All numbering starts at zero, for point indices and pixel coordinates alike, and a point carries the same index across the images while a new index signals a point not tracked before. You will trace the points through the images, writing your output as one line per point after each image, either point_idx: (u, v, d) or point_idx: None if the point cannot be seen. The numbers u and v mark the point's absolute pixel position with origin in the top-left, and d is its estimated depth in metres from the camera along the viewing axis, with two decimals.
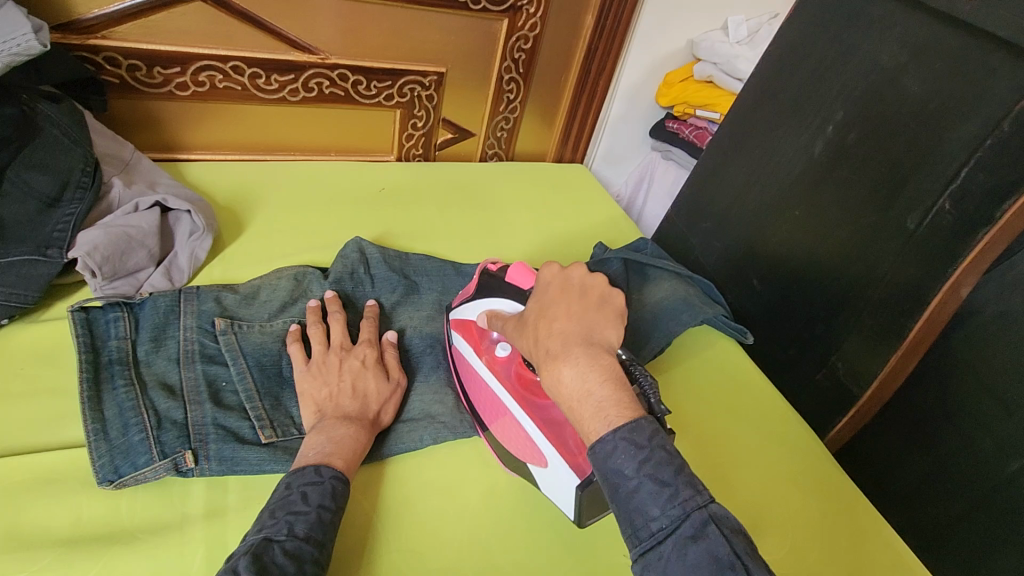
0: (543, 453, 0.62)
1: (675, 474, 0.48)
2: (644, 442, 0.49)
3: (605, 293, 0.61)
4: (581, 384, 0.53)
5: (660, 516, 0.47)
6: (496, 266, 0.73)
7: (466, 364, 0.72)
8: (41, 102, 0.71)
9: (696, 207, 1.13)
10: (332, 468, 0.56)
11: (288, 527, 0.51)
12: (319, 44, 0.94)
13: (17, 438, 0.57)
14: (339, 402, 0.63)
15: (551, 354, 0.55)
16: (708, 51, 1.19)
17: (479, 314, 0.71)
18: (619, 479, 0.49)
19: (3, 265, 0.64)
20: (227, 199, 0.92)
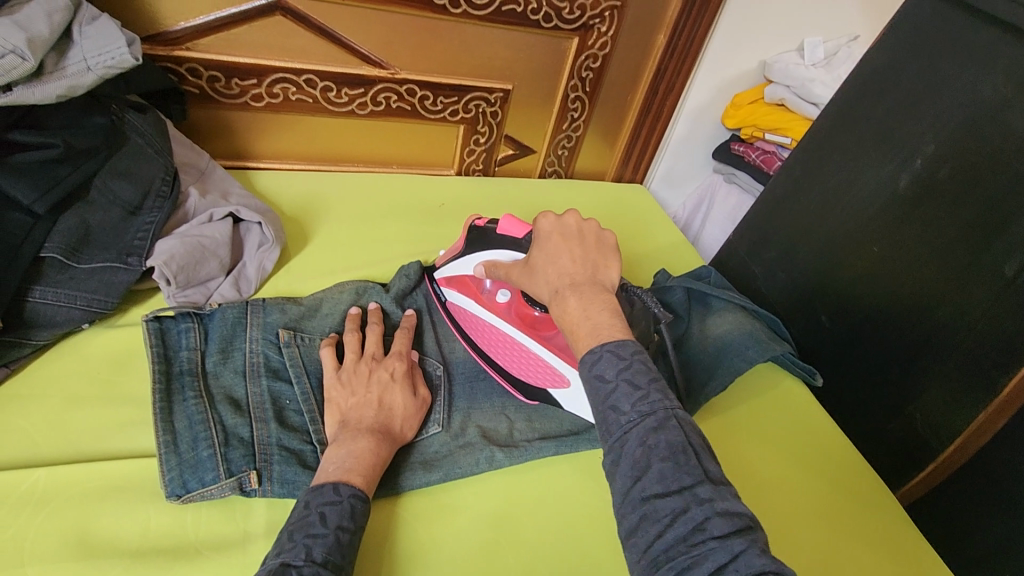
0: (565, 375, 0.70)
1: (649, 380, 0.49)
2: (626, 354, 0.50)
3: (600, 235, 0.61)
4: (584, 316, 0.54)
5: (630, 412, 0.48)
6: (483, 220, 0.75)
7: (467, 317, 0.77)
8: (129, 113, 0.73)
9: (760, 234, 1.08)
10: (351, 486, 0.54)
11: (306, 551, 0.48)
12: (389, 59, 0.94)
13: (91, 443, 0.58)
14: (363, 412, 0.61)
15: (559, 291, 0.56)
16: (781, 73, 1.13)
17: (475, 267, 0.75)
18: (600, 384, 0.50)
19: (87, 270, 0.66)
20: (292, 208, 0.93)
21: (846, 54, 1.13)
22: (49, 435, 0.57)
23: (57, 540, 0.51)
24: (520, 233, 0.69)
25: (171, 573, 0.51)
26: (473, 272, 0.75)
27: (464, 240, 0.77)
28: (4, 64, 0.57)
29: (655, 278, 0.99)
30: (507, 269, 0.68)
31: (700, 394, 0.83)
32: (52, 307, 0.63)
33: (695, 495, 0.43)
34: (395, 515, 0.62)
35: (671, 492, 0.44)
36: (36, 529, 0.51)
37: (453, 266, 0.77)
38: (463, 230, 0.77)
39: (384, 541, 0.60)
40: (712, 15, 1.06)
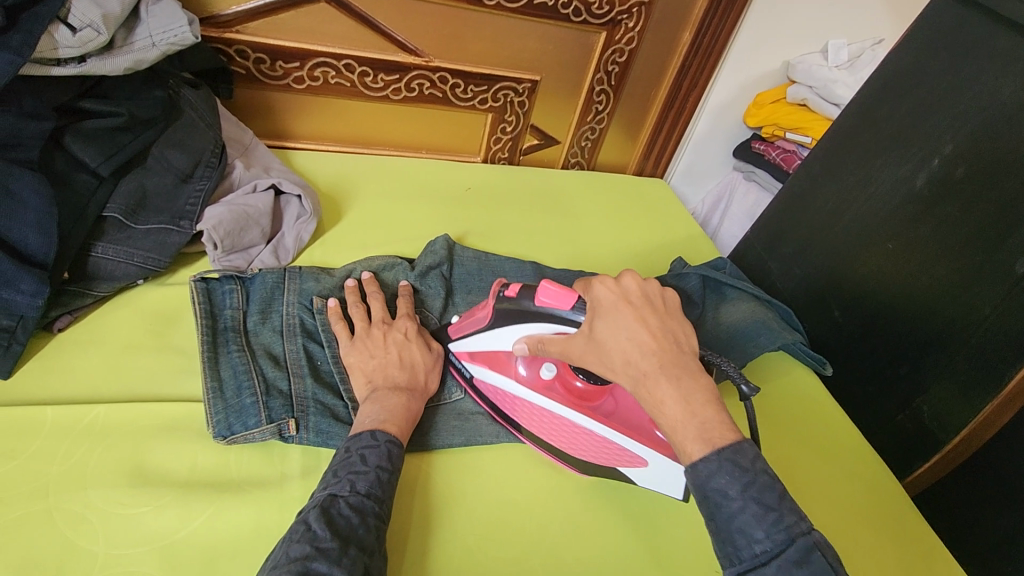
0: (642, 456, 0.65)
1: (779, 500, 0.48)
2: (749, 465, 0.49)
3: (663, 296, 0.57)
4: (685, 408, 0.50)
5: (763, 539, 0.48)
6: (512, 287, 0.65)
7: (506, 397, 0.71)
8: (184, 88, 0.79)
9: (776, 230, 1.11)
10: (387, 433, 0.58)
11: (351, 484, 0.53)
12: (424, 47, 0.98)
13: (145, 386, 0.63)
14: (388, 372, 0.65)
15: (648, 376, 0.52)
16: (804, 73, 1.15)
17: (513, 343, 0.67)
18: (720, 499, 0.49)
19: (143, 232, 0.71)
20: (327, 186, 0.98)
21: (870, 56, 1.13)
22: (107, 377, 0.63)
23: (115, 468, 0.56)
24: (569, 304, 0.60)
25: (217, 503, 0.55)
26: (512, 348, 0.67)
27: (489, 310, 0.67)
28: (81, 37, 0.62)
29: (671, 264, 1.01)
30: (561, 346, 0.61)
31: None
32: (112, 263, 0.68)
33: None
34: (419, 470, 0.66)
35: None
36: (96, 458, 0.56)
37: (479, 340, 0.69)
38: (488, 298, 0.68)
39: (409, 492, 0.64)
40: (737, 14, 1.09)
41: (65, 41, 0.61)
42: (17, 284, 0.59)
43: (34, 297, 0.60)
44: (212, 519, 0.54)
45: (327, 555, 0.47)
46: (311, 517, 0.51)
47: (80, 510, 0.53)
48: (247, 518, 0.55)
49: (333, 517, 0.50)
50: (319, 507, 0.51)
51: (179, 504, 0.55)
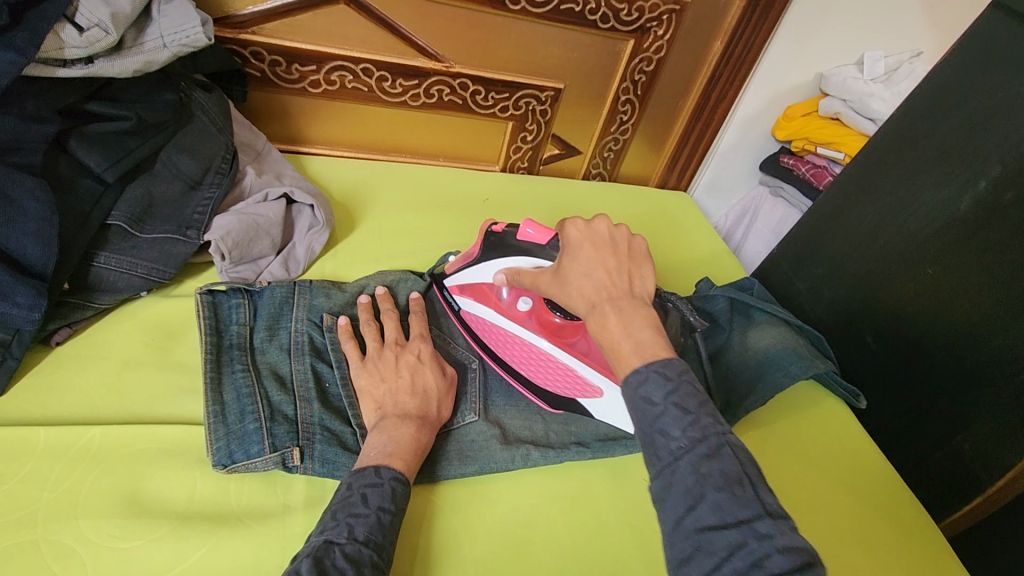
0: (598, 385, 0.69)
1: (699, 403, 0.46)
2: (674, 375, 0.47)
3: (633, 244, 0.59)
4: (624, 330, 0.51)
5: (680, 438, 0.44)
6: (500, 225, 0.70)
7: (485, 326, 0.75)
8: (195, 91, 0.76)
9: (805, 249, 1.06)
10: (393, 470, 0.54)
11: (348, 530, 0.48)
12: (445, 52, 0.95)
13: (145, 406, 0.60)
14: (397, 398, 0.61)
15: (596, 303, 0.53)
16: (838, 86, 1.10)
17: (495, 275, 0.72)
18: (645, 406, 0.46)
19: (149, 241, 0.68)
20: (341, 193, 0.94)
21: (909, 69, 1.06)
22: (106, 395, 0.59)
23: (109, 497, 0.52)
24: (542, 237, 0.65)
25: (215, 538, 0.52)
26: (493, 279, 0.72)
27: (479, 245, 0.73)
28: (88, 37, 0.59)
29: (697, 286, 0.97)
30: (534, 277, 0.65)
31: (739, 409, 0.81)
32: (114, 273, 0.65)
33: (756, 531, 0.39)
34: (430, 502, 0.62)
35: (727, 525, 0.40)
36: (90, 484, 0.53)
37: (466, 274, 0.75)
38: (477, 235, 0.73)
39: (417, 528, 0.60)
40: (772, 24, 1.04)
41: (71, 41, 0.59)
42: (12, 296, 0.56)
43: (31, 310, 0.56)
44: (209, 556, 0.51)
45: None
46: (302, 568, 0.45)
47: (69, 543, 0.49)
48: (246, 555, 0.52)
49: (327, 568, 0.45)
50: (312, 556, 0.45)
51: (175, 537, 0.51)
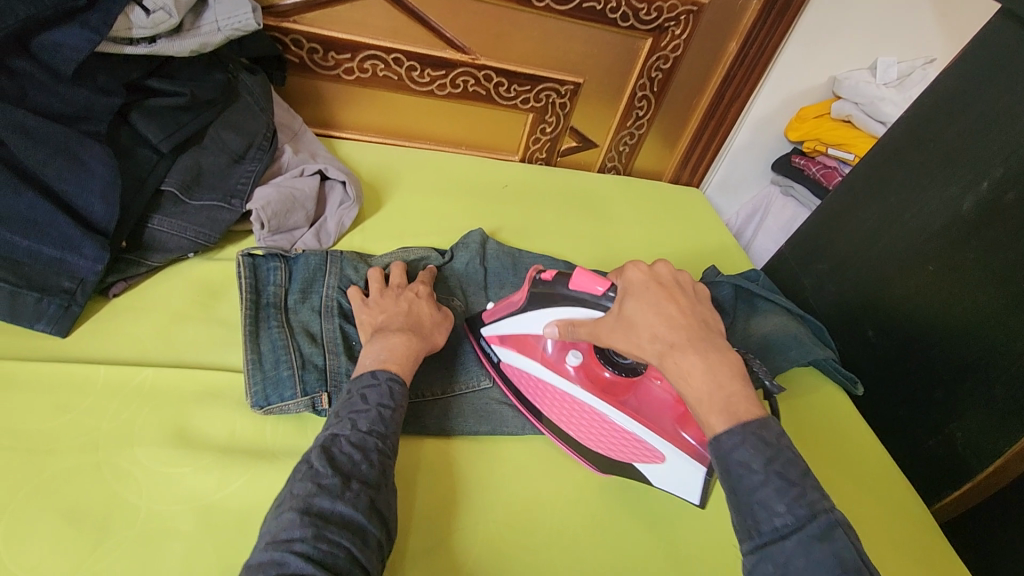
0: (661, 450, 0.66)
1: (802, 476, 0.48)
2: (773, 441, 0.49)
3: (693, 286, 0.60)
4: (711, 382, 0.52)
5: (784, 513, 0.46)
6: (548, 272, 0.68)
7: (529, 378, 0.73)
8: (242, 73, 0.82)
9: (812, 246, 1.09)
10: (387, 372, 0.60)
11: (352, 424, 0.55)
12: (472, 45, 1.00)
13: (190, 354, 0.66)
14: (393, 319, 0.67)
15: (677, 347, 0.54)
16: (850, 90, 1.13)
17: (545, 326, 0.69)
18: (743, 471, 0.49)
19: (196, 207, 0.74)
20: (369, 175, 1.00)
21: (921, 75, 1.10)
22: (157, 342, 0.66)
23: (160, 429, 0.58)
24: (601, 288, 0.62)
25: (253, 469, 0.58)
26: (544, 330, 0.69)
27: (524, 293, 0.71)
28: (153, 18, 0.65)
29: (704, 271, 1.02)
30: (592, 328, 0.63)
31: None
32: (166, 235, 0.71)
33: None
34: (445, 454, 0.68)
35: None
36: (144, 417, 0.59)
37: (509, 323, 0.72)
38: (522, 284, 0.72)
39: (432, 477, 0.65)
40: (785, 28, 1.09)
41: (138, 22, 0.64)
42: (80, 249, 0.62)
43: (95, 262, 0.63)
44: (247, 485, 0.56)
45: (330, 491, 0.50)
46: (315, 456, 0.52)
47: (125, 466, 0.55)
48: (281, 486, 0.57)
49: (334, 456, 0.52)
50: (320, 446, 0.53)
51: (218, 467, 0.57)
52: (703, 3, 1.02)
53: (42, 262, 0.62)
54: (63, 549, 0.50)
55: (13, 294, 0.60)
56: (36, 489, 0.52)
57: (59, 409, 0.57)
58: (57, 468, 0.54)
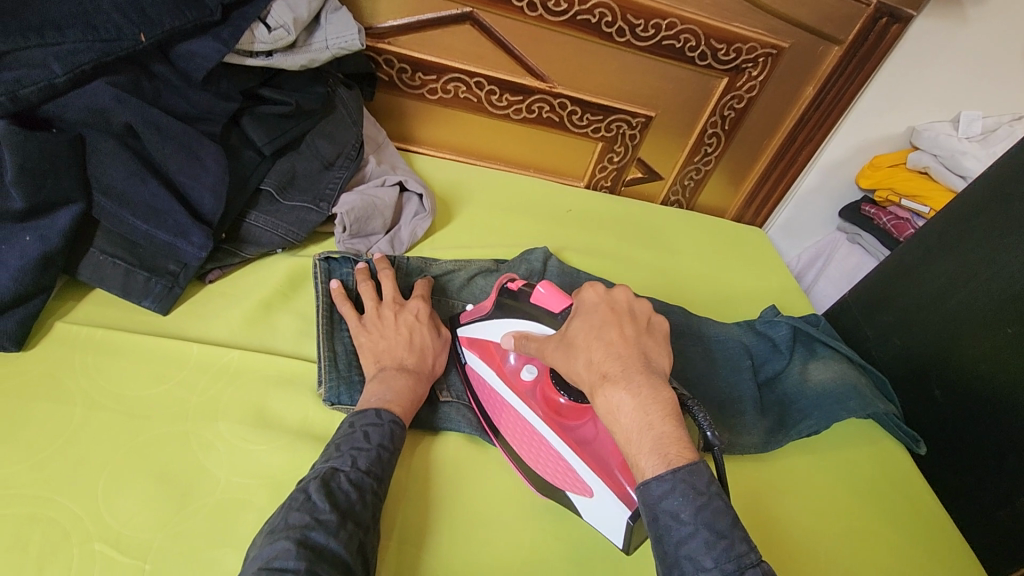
0: (588, 483, 0.62)
1: (730, 525, 0.47)
2: (702, 488, 0.48)
3: (650, 319, 0.59)
4: (640, 420, 0.51)
5: (712, 567, 0.46)
6: (516, 283, 0.69)
7: (486, 387, 0.72)
8: (340, 88, 0.89)
9: (876, 297, 1.06)
10: (392, 413, 0.60)
11: (352, 460, 0.55)
12: (550, 74, 1.04)
13: (272, 342, 0.71)
14: (396, 353, 0.67)
15: (610, 379, 0.52)
16: (928, 141, 1.08)
17: (503, 334, 0.69)
18: (672, 522, 0.48)
19: (288, 207, 0.80)
20: (442, 190, 1.05)
21: (1007, 131, 1.02)
22: (242, 328, 0.71)
23: (243, 407, 0.63)
24: (557, 305, 0.62)
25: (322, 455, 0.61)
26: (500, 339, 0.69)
27: (492, 302, 0.71)
28: (274, 35, 0.71)
29: (762, 312, 0.99)
30: (540, 343, 0.62)
31: (792, 429, 0.84)
32: (260, 231, 0.77)
33: None
34: (500, 460, 0.70)
35: None
36: (228, 395, 0.63)
37: (479, 328, 0.72)
38: (492, 291, 0.72)
39: (484, 482, 0.67)
40: (867, 74, 1.08)
41: (261, 38, 0.70)
42: (189, 236, 0.68)
43: (200, 249, 0.69)
44: None
45: (326, 527, 0.49)
46: (312, 487, 0.52)
47: (209, 438, 0.60)
48: None
49: (333, 490, 0.52)
50: (320, 478, 0.53)
51: (291, 448, 0.61)
52: (782, 47, 1.03)
53: (154, 246, 0.68)
54: (150, 507, 0.54)
55: (128, 271, 0.67)
56: (132, 451, 0.57)
57: (155, 380, 0.63)
58: (149, 434, 0.59)
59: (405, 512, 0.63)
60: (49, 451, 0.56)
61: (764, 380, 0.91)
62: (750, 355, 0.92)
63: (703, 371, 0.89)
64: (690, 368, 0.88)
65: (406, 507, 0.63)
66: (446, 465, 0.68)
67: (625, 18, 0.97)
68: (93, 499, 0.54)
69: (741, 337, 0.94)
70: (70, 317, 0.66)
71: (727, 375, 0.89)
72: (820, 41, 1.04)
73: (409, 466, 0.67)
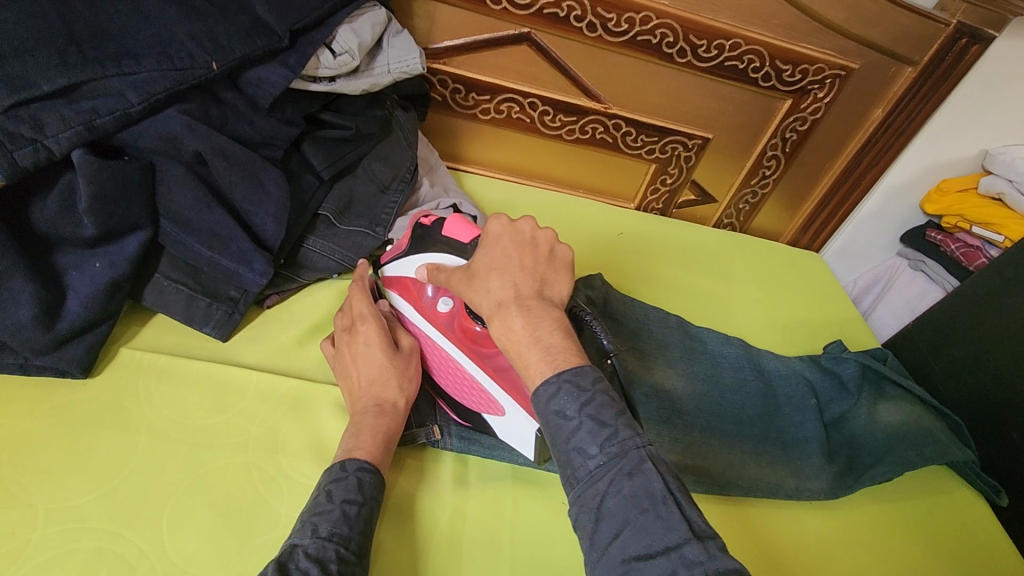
0: (500, 403, 0.64)
1: (615, 416, 0.47)
2: (587, 385, 0.48)
3: (555, 249, 0.56)
4: (529, 334, 0.51)
5: (597, 454, 0.46)
6: (428, 216, 0.67)
7: (405, 320, 0.71)
8: (397, 110, 0.88)
9: (942, 331, 0.99)
10: (357, 461, 0.56)
11: (312, 529, 0.51)
12: (606, 95, 1.02)
13: (328, 370, 0.70)
14: (365, 392, 0.63)
15: (502, 304, 0.52)
16: (1003, 166, 1.02)
17: (416, 269, 0.68)
18: (559, 421, 0.48)
19: (346, 231, 0.79)
20: (492, 212, 1.03)
21: None
22: (300, 357, 0.70)
23: (304, 442, 0.62)
24: (466, 236, 0.63)
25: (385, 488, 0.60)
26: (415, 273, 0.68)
27: (407, 237, 0.69)
28: (338, 61, 0.70)
29: (828, 347, 0.95)
30: (448, 275, 0.61)
31: (862, 475, 0.80)
32: (318, 256, 0.77)
33: (682, 557, 0.40)
34: (560, 504, 0.67)
35: (653, 552, 0.41)
36: (288, 427, 0.63)
37: (393, 265, 0.70)
38: (409, 226, 0.70)
39: (539, 520, 0.65)
40: (940, 99, 1.02)
41: (326, 62, 0.70)
42: (251, 263, 0.68)
43: (262, 276, 0.69)
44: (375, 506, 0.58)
45: None
46: (269, 571, 0.47)
47: (272, 473, 0.59)
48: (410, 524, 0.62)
49: (289, 571, 0.47)
50: (275, 561, 0.48)
51: None
52: (852, 68, 0.99)
53: (217, 272, 0.68)
54: (213, 546, 0.53)
55: (191, 297, 0.67)
56: (196, 484, 0.57)
57: (217, 409, 0.62)
58: (211, 467, 0.58)
59: (456, 551, 0.61)
60: (115, 483, 0.56)
61: (830, 420, 0.86)
62: (814, 393, 0.88)
63: (763, 409, 0.85)
64: (748, 404, 0.84)
65: (467, 549, 0.61)
66: (504, 504, 0.65)
67: (687, 39, 0.94)
68: (159, 534, 0.53)
69: (803, 371, 0.90)
70: (135, 342, 0.67)
71: (790, 414, 0.85)
72: (891, 62, 1.00)
73: (470, 502, 0.65)
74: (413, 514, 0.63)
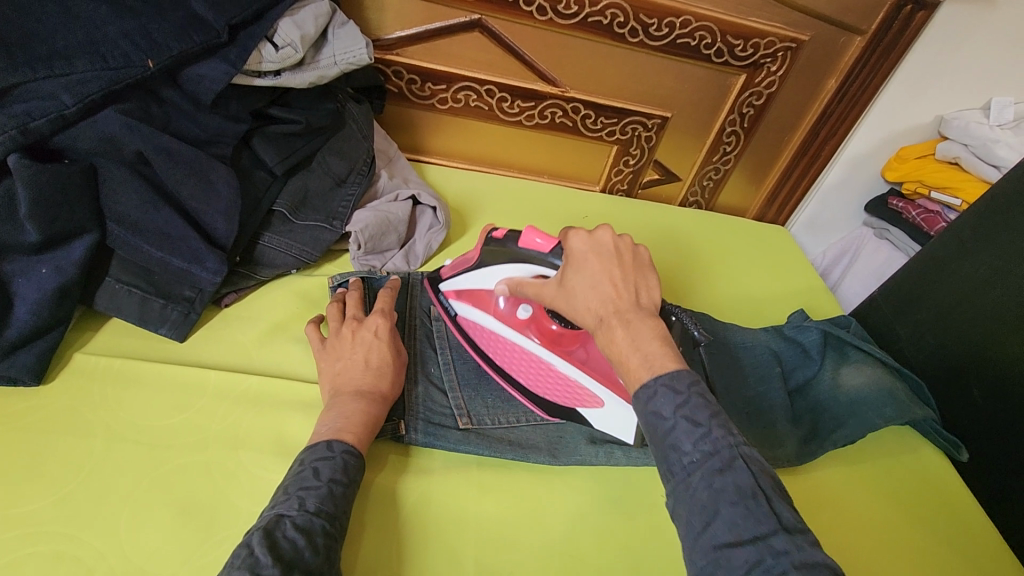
0: (598, 395, 0.69)
1: (711, 417, 0.49)
2: (682, 388, 0.50)
3: (635, 254, 0.60)
4: (633, 348, 0.53)
5: (691, 451, 0.48)
6: (501, 229, 0.69)
7: (481, 329, 0.75)
8: (350, 103, 0.87)
9: (903, 295, 1.01)
10: (344, 443, 0.57)
11: (300, 502, 0.52)
12: (562, 78, 1.02)
13: (288, 365, 0.70)
14: (350, 374, 0.63)
15: (607, 318, 0.55)
16: (959, 131, 1.03)
17: (495, 283, 0.71)
18: (656, 420, 0.50)
19: (302, 226, 0.79)
20: (454, 201, 1.03)
21: None
22: (260, 353, 0.70)
23: (263, 436, 0.62)
24: (548, 246, 0.63)
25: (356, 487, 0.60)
26: (493, 287, 0.71)
27: (479, 251, 0.72)
28: (281, 54, 0.69)
29: (790, 317, 0.96)
30: (535, 288, 0.65)
31: (827, 439, 0.81)
32: (275, 252, 0.76)
33: (770, 546, 0.42)
34: (524, 483, 0.67)
35: (743, 541, 0.43)
36: (248, 422, 0.63)
37: (465, 278, 0.74)
38: (477, 240, 0.73)
39: (504, 501, 0.65)
40: (892, 66, 1.04)
41: (268, 56, 0.69)
42: (204, 262, 0.68)
43: (215, 275, 0.68)
44: None
45: None
46: (255, 539, 0.48)
47: (232, 468, 0.59)
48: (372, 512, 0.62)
49: (277, 540, 0.48)
50: (263, 529, 0.49)
51: None
52: (802, 40, 1.00)
53: (169, 272, 0.68)
54: (172, 541, 0.53)
55: (144, 299, 0.67)
56: (155, 481, 0.57)
57: (176, 408, 0.62)
58: (170, 465, 0.58)
59: (418, 535, 0.61)
60: (71, 487, 0.55)
61: (794, 388, 0.88)
62: (779, 362, 0.89)
63: (730, 380, 0.85)
64: (717, 377, 0.85)
65: (430, 532, 0.62)
66: (467, 487, 0.66)
67: (638, 18, 0.94)
68: (117, 533, 0.53)
69: (769, 343, 0.91)
70: (89, 347, 0.66)
71: (756, 384, 0.86)
72: (841, 33, 1.01)
73: (433, 486, 0.65)
74: (374, 501, 0.63)
